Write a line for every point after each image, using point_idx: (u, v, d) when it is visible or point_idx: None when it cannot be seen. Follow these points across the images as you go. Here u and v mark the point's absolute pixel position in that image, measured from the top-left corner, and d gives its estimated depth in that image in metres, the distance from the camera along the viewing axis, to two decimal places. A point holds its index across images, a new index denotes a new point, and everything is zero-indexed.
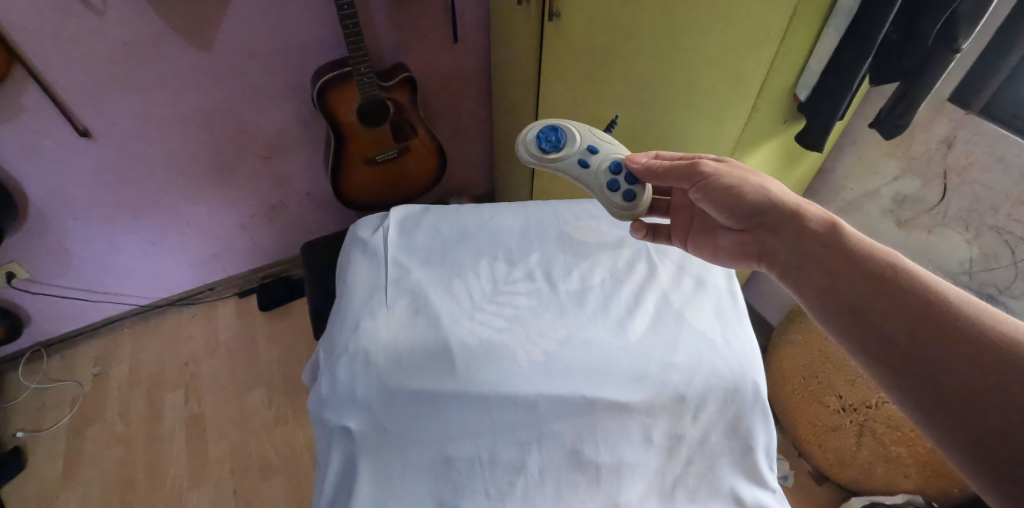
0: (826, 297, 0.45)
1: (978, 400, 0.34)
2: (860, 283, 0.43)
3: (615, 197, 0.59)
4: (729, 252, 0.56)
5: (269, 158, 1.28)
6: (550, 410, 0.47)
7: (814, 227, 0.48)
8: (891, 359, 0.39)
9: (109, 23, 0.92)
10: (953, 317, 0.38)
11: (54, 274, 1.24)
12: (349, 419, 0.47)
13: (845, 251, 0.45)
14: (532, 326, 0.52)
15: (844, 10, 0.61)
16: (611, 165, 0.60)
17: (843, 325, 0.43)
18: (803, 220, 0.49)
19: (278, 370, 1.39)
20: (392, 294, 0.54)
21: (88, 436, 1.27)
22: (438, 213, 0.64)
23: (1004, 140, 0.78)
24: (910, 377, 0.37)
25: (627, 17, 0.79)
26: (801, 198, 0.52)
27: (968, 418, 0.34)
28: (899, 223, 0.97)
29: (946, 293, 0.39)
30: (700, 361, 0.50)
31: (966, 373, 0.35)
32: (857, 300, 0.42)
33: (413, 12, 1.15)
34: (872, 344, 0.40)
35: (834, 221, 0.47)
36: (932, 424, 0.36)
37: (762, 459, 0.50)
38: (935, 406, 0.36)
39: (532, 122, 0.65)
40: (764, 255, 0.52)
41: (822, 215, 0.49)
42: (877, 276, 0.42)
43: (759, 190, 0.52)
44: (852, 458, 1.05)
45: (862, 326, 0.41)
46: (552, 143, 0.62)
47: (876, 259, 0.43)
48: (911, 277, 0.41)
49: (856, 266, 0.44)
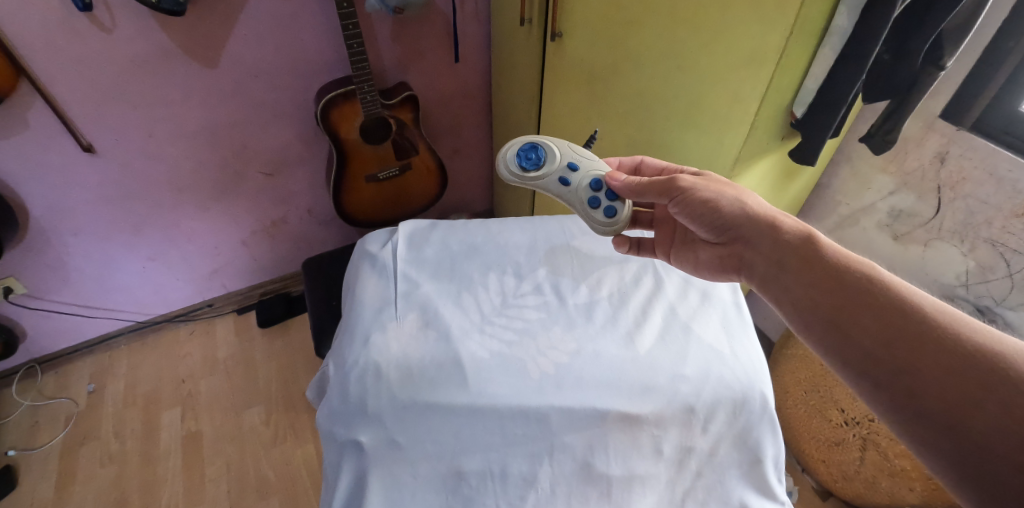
0: (809, 311, 0.46)
1: (957, 411, 0.35)
2: (839, 294, 0.44)
3: (597, 213, 0.60)
4: (709, 264, 0.57)
5: (271, 175, 1.29)
6: (562, 423, 0.47)
7: (790, 238, 0.49)
8: (873, 371, 0.40)
9: (117, 41, 0.94)
10: (929, 327, 0.39)
11: (53, 289, 1.24)
12: (360, 434, 0.47)
13: (824, 265, 0.46)
14: (542, 339, 0.52)
15: (839, 30, 0.63)
16: (592, 182, 0.61)
17: (823, 334, 0.44)
18: (779, 231, 0.50)
19: (277, 387, 1.37)
20: (401, 308, 0.54)
21: (81, 455, 1.25)
22: (446, 228, 0.64)
23: (995, 155, 0.80)
24: (894, 392, 0.39)
25: (628, 37, 0.81)
26: (777, 209, 0.53)
27: (947, 429, 0.35)
28: (895, 237, 0.99)
29: (921, 304, 0.41)
30: (710, 372, 0.51)
31: (944, 386, 0.37)
32: (834, 313, 0.44)
33: (415, 31, 1.17)
34: (851, 355, 0.42)
35: (810, 232, 0.49)
36: (915, 435, 0.37)
37: (771, 472, 0.51)
38: (915, 417, 0.37)
39: (512, 140, 0.66)
40: (742, 267, 0.53)
41: (797, 226, 0.50)
42: (855, 287, 0.44)
43: (735, 203, 0.53)
44: (856, 472, 1.05)
45: (841, 339, 0.43)
46: (531, 162, 0.63)
47: (854, 270, 0.45)
48: (887, 287, 0.43)
49: (835, 277, 0.45)
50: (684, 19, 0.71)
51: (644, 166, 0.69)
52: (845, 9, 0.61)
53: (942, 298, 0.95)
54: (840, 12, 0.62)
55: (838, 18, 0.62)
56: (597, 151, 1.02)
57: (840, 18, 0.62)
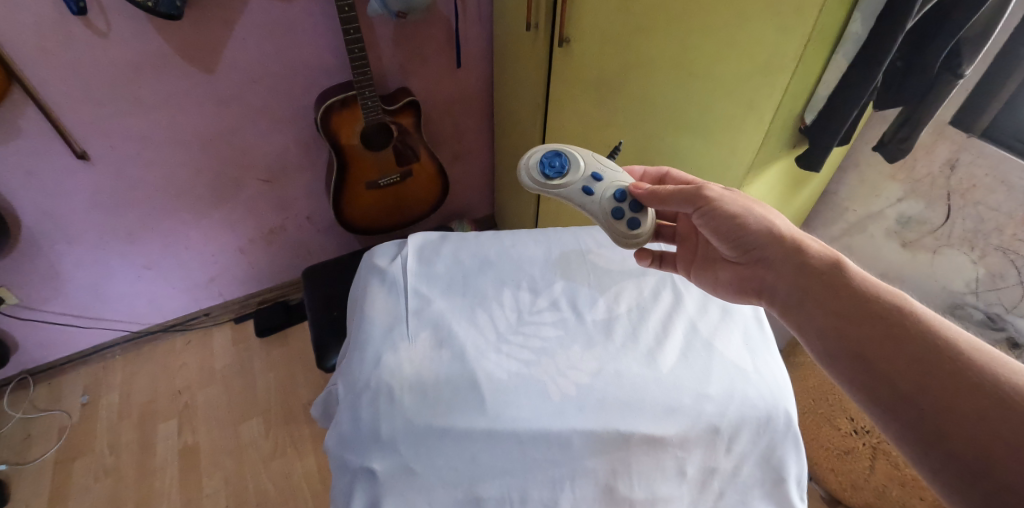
0: (832, 339, 0.44)
1: (992, 459, 0.34)
2: (867, 323, 0.43)
3: (620, 225, 0.58)
4: (728, 285, 0.55)
5: (270, 181, 1.26)
6: (585, 448, 0.45)
7: (816, 264, 0.48)
8: (901, 408, 0.38)
9: (112, 45, 0.91)
10: (962, 367, 0.38)
11: (45, 299, 1.21)
12: (373, 461, 0.45)
13: (849, 290, 0.45)
14: (561, 359, 0.50)
15: (853, 37, 0.61)
16: (616, 193, 0.59)
17: (847, 364, 0.42)
18: (805, 255, 0.49)
19: (275, 398, 1.35)
20: (413, 326, 0.52)
21: (75, 469, 1.21)
22: (457, 241, 0.63)
23: (1006, 162, 0.79)
24: (924, 431, 0.37)
25: (638, 43, 0.80)
26: (804, 233, 0.51)
27: (980, 475, 0.34)
28: (903, 244, 0.98)
29: (957, 342, 0.39)
30: (733, 391, 0.49)
31: (979, 429, 0.35)
32: (861, 345, 0.42)
33: (417, 36, 1.16)
34: (878, 389, 0.40)
35: (838, 259, 0.47)
36: (944, 478, 0.36)
37: (794, 490, 0.50)
38: (944, 459, 0.36)
39: (534, 147, 0.64)
40: (763, 290, 0.51)
41: (824, 250, 0.48)
42: (885, 319, 0.42)
43: (763, 220, 0.51)
44: (865, 482, 1.04)
45: (868, 372, 0.41)
46: (556, 170, 0.61)
47: (884, 301, 0.43)
48: (918, 321, 0.41)
49: (863, 307, 0.44)
50: (696, 25, 0.70)
51: (670, 177, 0.67)
52: (860, 15, 0.60)
53: (952, 305, 0.94)
54: (855, 19, 0.60)
55: (853, 24, 0.61)
56: None
57: (854, 24, 0.60)
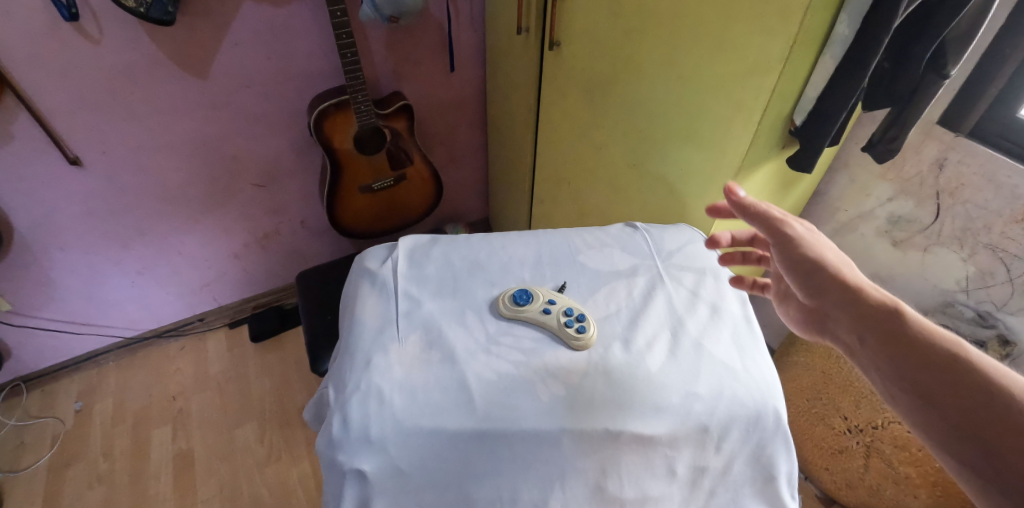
0: (900, 395, 0.38)
1: None
2: (944, 378, 0.36)
3: None
4: (800, 321, 0.51)
5: (263, 186, 1.26)
6: (575, 447, 0.46)
7: (884, 316, 0.41)
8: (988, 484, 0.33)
9: (105, 51, 0.91)
10: None
11: (37, 305, 1.20)
12: (362, 463, 0.45)
13: (917, 345, 0.38)
14: (551, 359, 0.50)
15: (840, 39, 0.61)
16: None
17: (925, 426, 0.36)
18: (872, 308, 0.42)
19: (270, 403, 1.34)
20: (403, 328, 0.53)
21: (68, 476, 1.20)
22: (447, 243, 0.63)
23: (994, 161, 0.80)
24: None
25: (628, 44, 0.80)
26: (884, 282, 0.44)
27: None
28: (894, 243, 0.98)
29: None
30: (723, 390, 0.49)
31: None
32: (935, 404, 0.36)
33: (409, 40, 1.16)
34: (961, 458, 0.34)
35: (912, 315, 0.40)
36: None
37: (784, 487, 0.51)
38: None
39: None
40: (829, 335, 0.46)
41: (895, 303, 0.42)
42: (959, 379, 0.36)
43: (835, 265, 0.45)
44: (860, 480, 1.03)
45: (948, 440, 0.35)
46: (525, 293, 0.55)
47: (961, 362, 0.37)
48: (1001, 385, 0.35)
49: (935, 365, 0.37)
50: (684, 29, 0.71)
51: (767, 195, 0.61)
52: (847, 16, 0.60)
53: (943, 303, 0.95)
54: (842, 20, 0.60)
55: (840, 26, 0.61)
56: (592, 160, 1.01)
57: (841, 25, 0.61)
